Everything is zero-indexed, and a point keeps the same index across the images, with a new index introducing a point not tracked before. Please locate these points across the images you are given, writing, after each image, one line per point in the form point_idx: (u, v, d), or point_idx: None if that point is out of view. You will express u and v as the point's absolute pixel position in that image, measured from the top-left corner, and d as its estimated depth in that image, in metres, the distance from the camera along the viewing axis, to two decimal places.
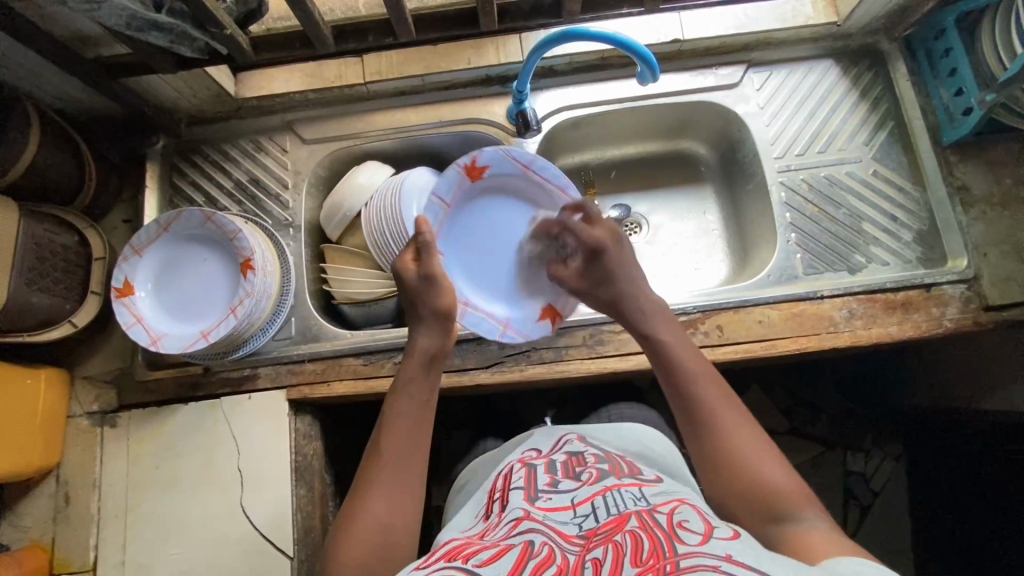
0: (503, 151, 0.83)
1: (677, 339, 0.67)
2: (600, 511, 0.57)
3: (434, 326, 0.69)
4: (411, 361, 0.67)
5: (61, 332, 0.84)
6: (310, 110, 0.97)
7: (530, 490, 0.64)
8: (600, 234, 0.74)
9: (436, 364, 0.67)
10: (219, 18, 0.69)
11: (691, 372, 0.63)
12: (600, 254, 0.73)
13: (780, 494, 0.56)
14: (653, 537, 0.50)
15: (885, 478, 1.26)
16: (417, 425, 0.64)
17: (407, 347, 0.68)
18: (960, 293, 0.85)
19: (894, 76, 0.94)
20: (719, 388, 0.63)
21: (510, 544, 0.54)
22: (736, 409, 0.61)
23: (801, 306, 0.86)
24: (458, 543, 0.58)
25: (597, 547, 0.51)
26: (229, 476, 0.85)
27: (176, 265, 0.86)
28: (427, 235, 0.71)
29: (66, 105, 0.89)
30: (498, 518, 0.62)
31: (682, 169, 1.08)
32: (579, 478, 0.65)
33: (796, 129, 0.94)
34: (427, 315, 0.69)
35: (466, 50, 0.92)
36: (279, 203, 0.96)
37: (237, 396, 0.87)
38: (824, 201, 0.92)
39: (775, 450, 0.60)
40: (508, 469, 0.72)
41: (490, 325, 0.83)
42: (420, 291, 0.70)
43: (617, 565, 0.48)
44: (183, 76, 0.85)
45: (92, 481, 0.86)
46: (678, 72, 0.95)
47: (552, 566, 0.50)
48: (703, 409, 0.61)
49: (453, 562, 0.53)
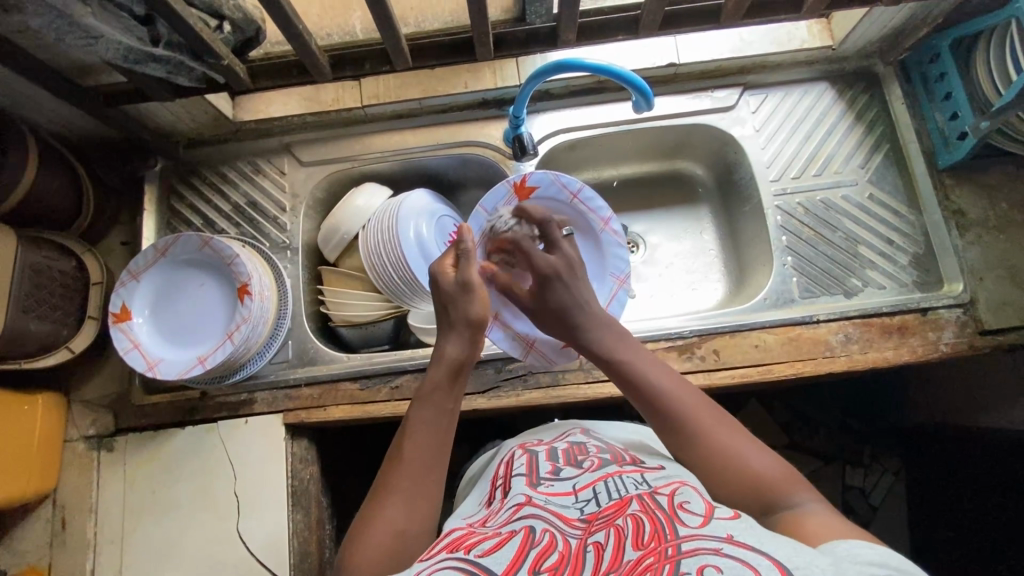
0: (552, 176, 0.86)
1: (635, 357, 0.66)
2: (602, 496, 0.58)
3: (464, 334, 0.70)
4: (436, 369, 0.67)
5: (59, 358, 0.85)
6: (307, 133, 0.97)
7: (533, 478, 0.64)
8: (557, 262, 0.73)
9: (462, 372, 0.68)
10: (217, 49, 0.69)
11: (663, 393, 0.62)
12: (550, 279, 0.72)
13: (772, 483, 0.55)
14: (654, 521, 0.50)
15: (884, 493, 1.23)
16: (438, 436, 0.64)
17: (434, 353, 0.70)
18: (957, 318, 0.85)
19: (889, 99, 0.95)
20: (696, 398, 0.61)
21: (511, 532, 0.53)
22: (715, 415, 0.60)
23: (797, 331, 0.87)
24: (459, 534, 0.55)
25: (599, 531, 0.52)
26: (227, 499, 0.85)
27: (189, 277, 0.86)
28: (469, 242, 0.73)
29: (64, 130, 0.89)
30: (499, 503, 0.62)
31: (678, 190, 1.08)
32: (580, 466, 0.66)
33: (792, 151, 0.95)
34: (461, 323, 0.70)
35: (463, 74, 0.94)
36: (277, 225, 0.96)
37: (234, 420, 0.87)
38: (820, 224, 0.92)
39: (753, 438, 0.59)
40: (510, 455, 0.74)
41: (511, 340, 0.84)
42: (455, 296, 0.71)
43: (618, 550, 0.47)
44: (182, 103, 0.85)
45: (90, 506, 0.86)
46: (675, 94, 0.96)
47: (555, 554, 0.49)
48: (684, 422, 0.60)
49: (455, 553, 0.50)
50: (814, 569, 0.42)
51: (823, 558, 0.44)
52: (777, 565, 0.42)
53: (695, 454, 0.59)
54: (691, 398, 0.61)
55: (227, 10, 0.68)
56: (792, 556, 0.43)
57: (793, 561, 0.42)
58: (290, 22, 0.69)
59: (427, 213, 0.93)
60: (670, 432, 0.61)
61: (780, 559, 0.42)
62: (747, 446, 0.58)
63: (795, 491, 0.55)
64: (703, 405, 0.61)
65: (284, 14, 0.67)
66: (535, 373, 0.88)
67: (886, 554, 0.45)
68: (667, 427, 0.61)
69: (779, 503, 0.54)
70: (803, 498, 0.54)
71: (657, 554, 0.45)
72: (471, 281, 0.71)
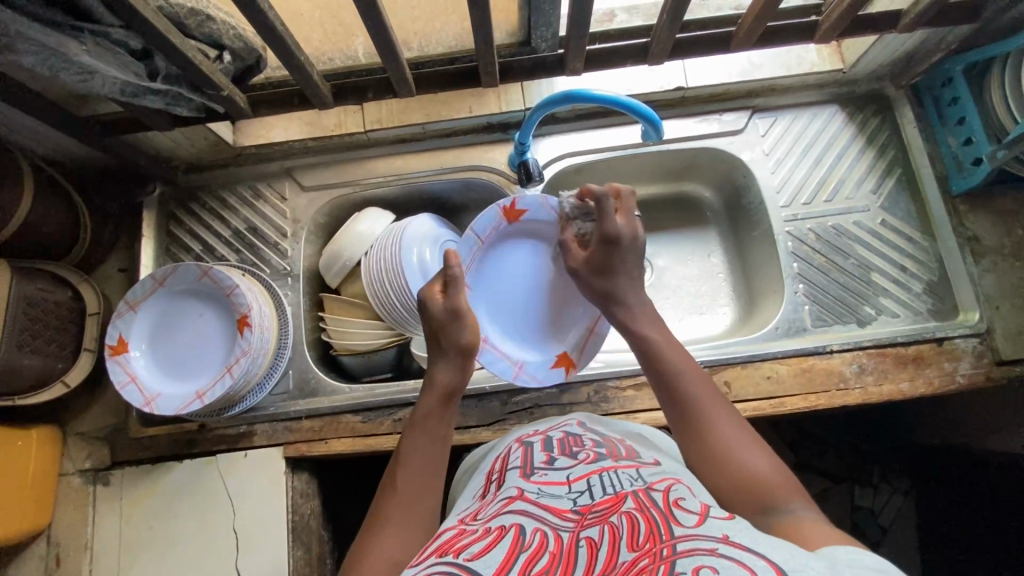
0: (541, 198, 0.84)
1: (664, 336, 0.67)
2: (596, 488, 0.54)
3: (455, 361, 0.69)
4: (428, 395, 0.67)
5: (53, 393, 0.83)
6: (309, 157, 0.96)
7: (526, 468, 0.62)
8: (630, 229, 0.73)
9: (452, 399, 0.67)
10: (216, 80, 0.67)
11: (685, 373, 0.62)
12: (612, 242, 0.72)
13: (768, 483, 0.52)
14: (649, 520, 0.46)
15: (894, 513, 1.15)
16: (432, 464, 0.62)
17: (426, 379, 0.69)
18: (973, 348, 0.83)
19: (901, 123, 0.93)
20: (705, 381, 0.62)
21: (503, 531, 0.50)
22: (729, 413, 0.59)
23: (810, 361, 0.85)
24: (451, 535, 0.52)
25: (593, 525, 0.49)
26: (226, 536, 0.83)
27: (187, 304, 0.85)
28: (456, 268, 0.72)
29: (61, 156, 0.87)
30: (491, 496, 0.59)
31: (685, 212, 1.07)
32: (576, 457, 0.62)
33: (802, 176, 0.93)
34: (450, 349, 0.70)
35: (468, 99, 0.93)
36: (278, 252, 0.94)
37: (234, 453, 0.85)
38: (831, 251, 0.90)
39: (766, 446, 0.56)
40: (505, 449, 0.70)
41: (501, 367, 0.81)
42: (445, 323, 0.70)
43: (613, 552, 0.44)
44: (183, 130, 0.84)
45: (85, 543, 0.84)
46: (682, 117, 0.94)
47: (545, 556, 0.46)
48: (687, 400, 0.60)
49: (445, 558, 0.47)
50: (808, 568, 0.39)
51: (818, 560, 0.41)
52: (772, 565, 0.39)
53: (693, 432, 0.58)
54: (701, 382, 0.61)
55: (227, 40, 0.66)
56: (785, 555, 0.41)
57: (789, 560, 0.40)
58: (292, 55, 0.67)
59: (430, 238, 0.91)
60: (674, 405, 0.61)
61: (775, 560, 0.40)
62: (745, 438, 0.56)
63: (792, 498, 0.51)
64: (712, 391, 0.61)
65: (286, 47, 0.65)
66: (542, 406, 0.86)
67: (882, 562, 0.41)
68: (672, 400, 0.61)
69: (771, 506, 0.51)
70: (799, 505, 0.51)
71: (652, 555, 0.42)
72: (460, 310, 0.71)
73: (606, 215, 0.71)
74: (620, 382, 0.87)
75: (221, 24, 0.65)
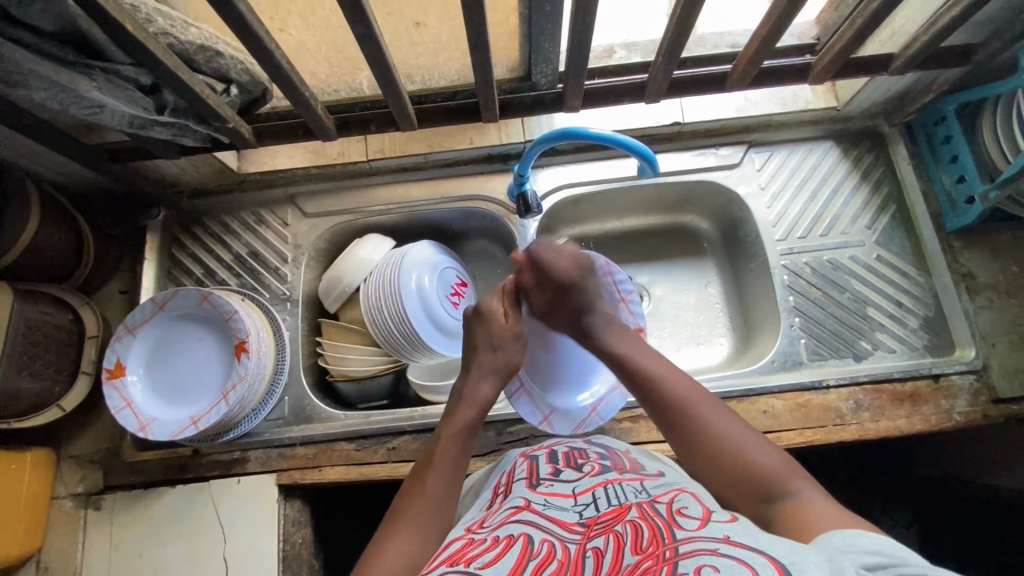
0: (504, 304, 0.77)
1: (635, 348, 0.70)
2: (601, 500, 0.54)
3: (500, 378, 0.72)
4: (468, 406, 0.69)
5: (48, 416, 0.83)
6: (312, 185, 0.98)
7: (532, 479, 0.61)
8: (571, 269, 0.73)
9: (485, 413, 0.69)
10: (223, 113, 0.69)
11: (660, 377, 0.65)
12: (567, 288, 0.73)
13: (771, 472, 0.55)
14: (653, 526, 0.46)
15: None
16: (446, 480, 0.63)
17: (466, 392, 0.70)
18: (969, 385, 0.84)
19: (894, 159, 0.95)
20: (687, 379, 0.65)
21: (510, 539, 0.49)
22: (714, 407, 0.62)
23: (806, 397, 0.85)
24: (460, 545, 0.51)
25: (598, 535, 0.48)
26: (214, 564, 0.82)
27: (193, 322, 0.85)
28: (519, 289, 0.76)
29: (69, 181, 0.89)
30: (498, 506, 0.58)
31: (683, 242, 1.07)
32: (580, 469, 0.61)
33: (798, 211, 0.94)
34: (502, 369, 0.72)
35: (469, 131, 0.95)
36: (278, 276, 0.95)
37: (226, 479, 0.85)
38: (827, 285, 0.91)
39: (762, 436, 0.60)
40: (510, 464, 0.68)
41: (619, 398, 0.81)
42: (505, 343, 0.73)
43: (617, 556, 0.44)
44: (190, 158, 0.86)
45: (74, 569, 0.83)
46: (680, 150, 0.96)
47: (553, 563, 0.46)
48: (676, 403, 0.63)
49: (455, 566, 0.47)
50: (808, 564, 0.40)
51: (817, 557, 0.41)
52: (773, 563, 0.39)
53: (689, 434, 0.60)
54: (684, 383, 0.65)
55: (234, 74, 0.68)
56: (788, 554, 0.41)
57: (790, 557, 0.40)
58: (297, 91, 0.69)
59: (429, 265, 0.91)
60: (661, 414, 0.63)
61: (775, 556, 0.40)
62: (740, 429, 0.59)
63: (794, 481, 0.54)
64: (693, 387, 0.64)
65: (293, 85, 0.68)
66: (537, 436, 0.86)
67: (880, 541, 0.44)
68: (661, 408, 0.63)
69: (776, 492, 0.54)
70: (799, 486, 0.54)
71: (656, 557, 0.42)
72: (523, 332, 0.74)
73: (547, 264, 0.72)
74: (617, 414, 0.86)
75: (230, 59, 0.66)
